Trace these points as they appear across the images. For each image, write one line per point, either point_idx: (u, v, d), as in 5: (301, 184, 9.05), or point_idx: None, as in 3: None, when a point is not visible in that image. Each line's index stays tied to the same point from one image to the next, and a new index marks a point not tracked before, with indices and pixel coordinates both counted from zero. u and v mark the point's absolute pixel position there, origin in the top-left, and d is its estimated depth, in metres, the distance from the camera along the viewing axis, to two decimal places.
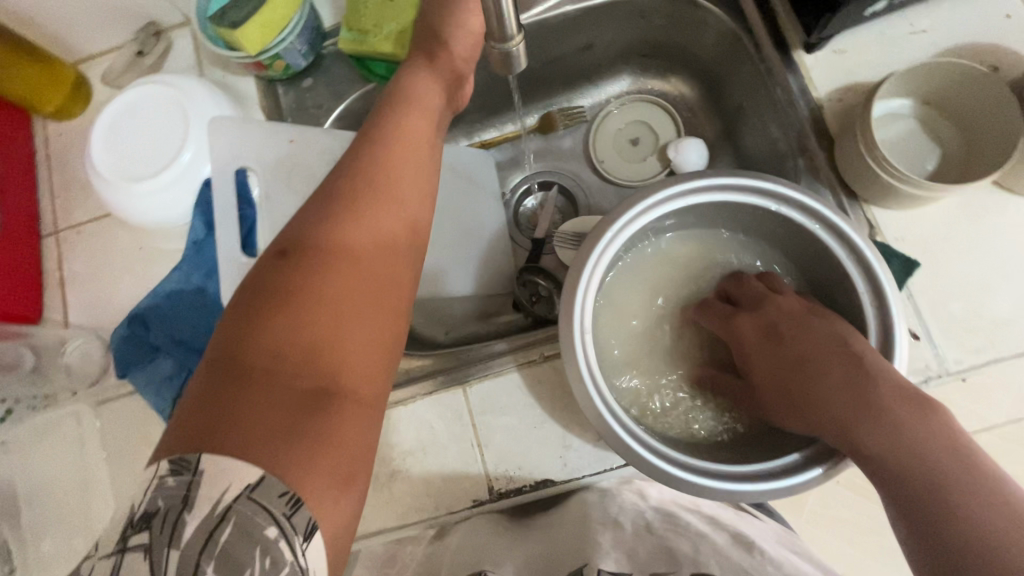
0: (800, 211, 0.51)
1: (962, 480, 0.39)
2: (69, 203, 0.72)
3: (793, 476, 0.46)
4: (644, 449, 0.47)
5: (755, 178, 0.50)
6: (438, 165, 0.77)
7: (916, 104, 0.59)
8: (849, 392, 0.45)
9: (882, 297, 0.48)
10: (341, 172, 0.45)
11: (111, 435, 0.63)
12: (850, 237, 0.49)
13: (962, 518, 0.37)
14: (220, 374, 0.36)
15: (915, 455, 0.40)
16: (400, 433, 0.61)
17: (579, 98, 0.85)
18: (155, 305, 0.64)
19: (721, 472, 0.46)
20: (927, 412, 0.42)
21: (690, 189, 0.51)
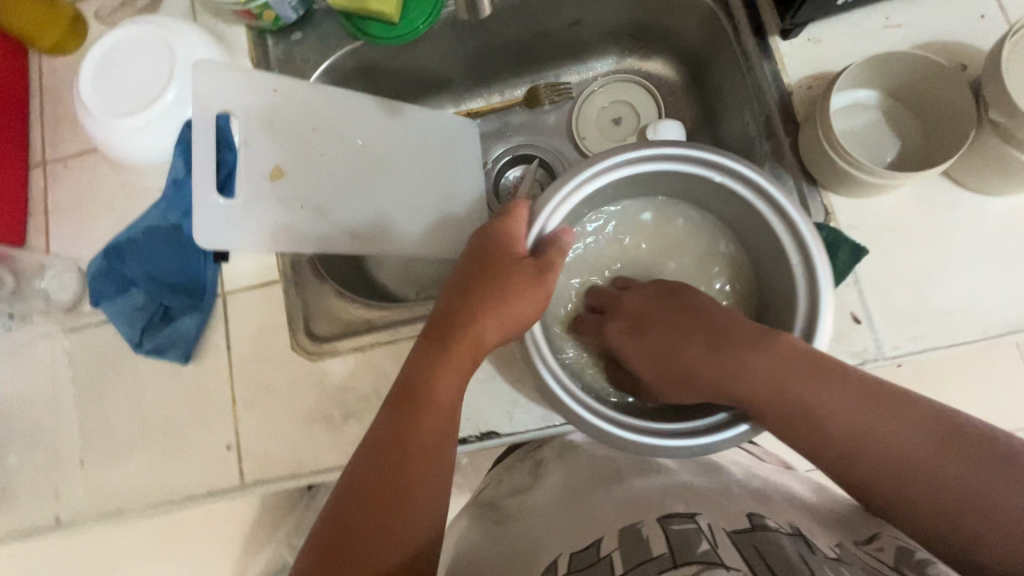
0: (741, 182, 0.51)
1: (829, 401, 0.44)
2: (58, 136, 0.74)
3: (729, 429, 0.48)
4: (579, 407, 0.48)
5: (697, 150, 0.51)
6: (420, 127, 0.78)
7: (882, 96, 0.60)
8: (717, 360, 0.49)
9: (813, 267, 0.48)
10: (451, 315, 0.52)
11: (82, 359, 0.66)
12: (791, 212, 0.49)
13: (847, 439, 0.43)
14: (342, 499, 0.46)
15: (786, 396, 0.45)
16: (357, 378, 0.63)
17: (567, 75, 0.86)
18: (133, 239, 0.67)
19: (656, 431, 0.48)
20: (774, 347, 0.46)
21: (632, 159, 0.52)
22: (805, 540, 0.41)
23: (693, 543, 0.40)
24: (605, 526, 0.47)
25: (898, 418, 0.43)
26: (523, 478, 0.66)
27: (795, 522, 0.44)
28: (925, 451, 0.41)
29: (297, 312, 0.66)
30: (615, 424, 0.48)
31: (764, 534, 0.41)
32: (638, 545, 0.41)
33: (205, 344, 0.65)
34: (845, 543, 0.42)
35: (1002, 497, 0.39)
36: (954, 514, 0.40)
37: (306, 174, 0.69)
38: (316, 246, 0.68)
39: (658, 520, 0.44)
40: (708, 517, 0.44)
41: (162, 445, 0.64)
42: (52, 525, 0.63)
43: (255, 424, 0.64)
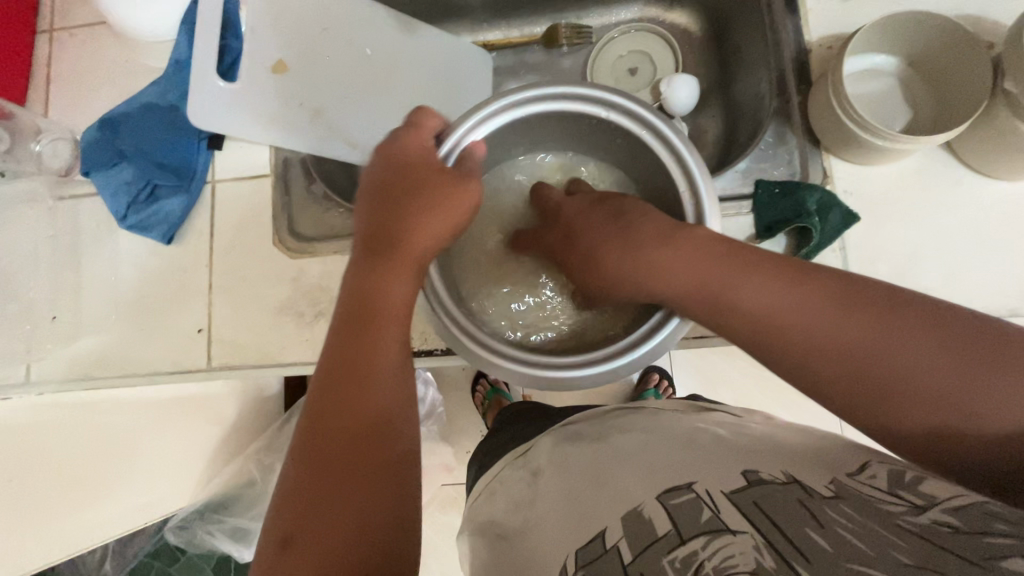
0: (628, 118, 0.49)
1: (751, 288, 0.38)
2: (67, 5, 0.73)
3: (633, 350, 0.47)
4: (470, 340, 0.49)
5: (583, 88, 0.48)
6: (431, 47, 0.77)
7: (899, 63, 0.59)
8: (633, 259, 0.43)
9: (700, 204, 0.46)
10: (385, 217, 0.47)
11: (68, 226, 0.66)
12: (674, 140, 0.47)
13: (781, 323, 0.37)
14: (300, 477, 0.39)
15: (704, 288, 0.40)
16: (333, 281, 0.64)
17: (588, 18, 0.84)
18: (129, 113, 0.67)
19: (551, 361, 0.48)
20: (687, 241, 0.41)
21: (525, 101, 0.49)
22: (803, 488, 0.31)
23: (697, 515, 0.32)
24: (605, 513, 0.37)
25: (831, 293, 0.36)
26: (517, 489, 0.46)
27: (788, 468, 0.34)
28: (873, 330, 0.34)
29: (283, 210, 0.66)
30: (508, 355, 0.48)
31: (764, 488, 0.32)
32: (642, 526, 0.34)
33: (189, 228, 0.66)
34: (837, 476, 0.32)
35: (974, 379, 0.31)
36: (915, 405, 0.32)
37: (308, 73, 0.68)
38: (309, 147, 0.67)
39: (658, 496, 0.35)
40: (704, 480, 0.35)
41: (135, 319, 0.65)
42: (21, 381, 0.65)
43: (228, 311, 0.64)
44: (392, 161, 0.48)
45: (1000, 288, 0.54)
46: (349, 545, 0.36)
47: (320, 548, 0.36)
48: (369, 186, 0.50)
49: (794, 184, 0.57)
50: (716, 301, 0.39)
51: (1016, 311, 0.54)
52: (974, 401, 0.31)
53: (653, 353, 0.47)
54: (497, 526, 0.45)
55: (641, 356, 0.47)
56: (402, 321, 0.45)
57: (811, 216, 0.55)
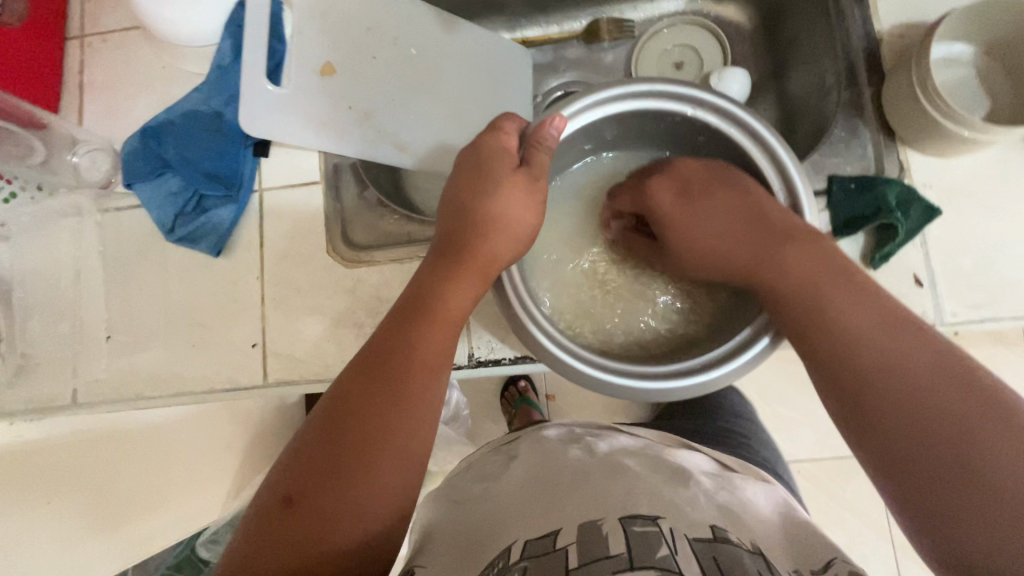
0: (715, 115, 0.47)
1: (858, 312, 0.40)
2: (98, 9, 0.70)
3: (731, 360, 0.45)
4: (558, 350, 0.47)
5: (669, 86, 0.47)
6: (474, 44, 0.74)
7: (977, 51, 0.57)
8: (754, 246, 0.44)
9: (798, 201, 0.45)
10: (463, 209, 0.46)
11: (111, 239, 0.64)
12: (766, 136, 0.46)
13: (867, 355, 0.38)
14: (318, 447, 0.40)
15: (812, 296, 0.41)
16: (391, 290, 0.61)
17: (630, 11, 0.82)
18: (172, 121, 0.64)
19: (650, 373, 0.46)
20: (811, 250, 0.42)
21: (609, 101, 0.47)
22: (766, 562, 0.37)
23: (654, 547, 0.35)
24: (569, 515, 0.40)
25: (925, 347, 0.38)
26: (492, 468, 0.51)
27: (757, 542, 0.39)
28: (955, 407, 0.35)
29: (336, 218, 0.64)
30: (606, 367, 0.46)
31: (723, 545, 0.37)
32: (597, 540, 0.36)
33: (237, 239, 0.63)
34: (799, 569, 0.38)
35: (1006, 492, 0.33)
36: (937, 486, 0.35)
37: (356, 76, 0.66)
38: (358, 151, 0.65)
39: (620, 517, 0.38)
40: (669, 519, 0.38)
41: (185, 335, 0.63)
42: (68, 402, 0.62)
43: (283, 324, 0.62)
44: (470, 163, 0.47)
45: None
46: (338, 525, 0.38)
47: (320, 515, 0.38)
48: (454, 171, 0.48)
49: (872, 179, 0.56)
50: (814, 311, 0.41)
51: None
52: (996, 508, 0.33)
53: (749, 365, 0.45)
54: (460, 498, 0.49)
55: (744, 365, 0.45)
56: (454, 330, 0.45)
57: (895, 212, 0.53)
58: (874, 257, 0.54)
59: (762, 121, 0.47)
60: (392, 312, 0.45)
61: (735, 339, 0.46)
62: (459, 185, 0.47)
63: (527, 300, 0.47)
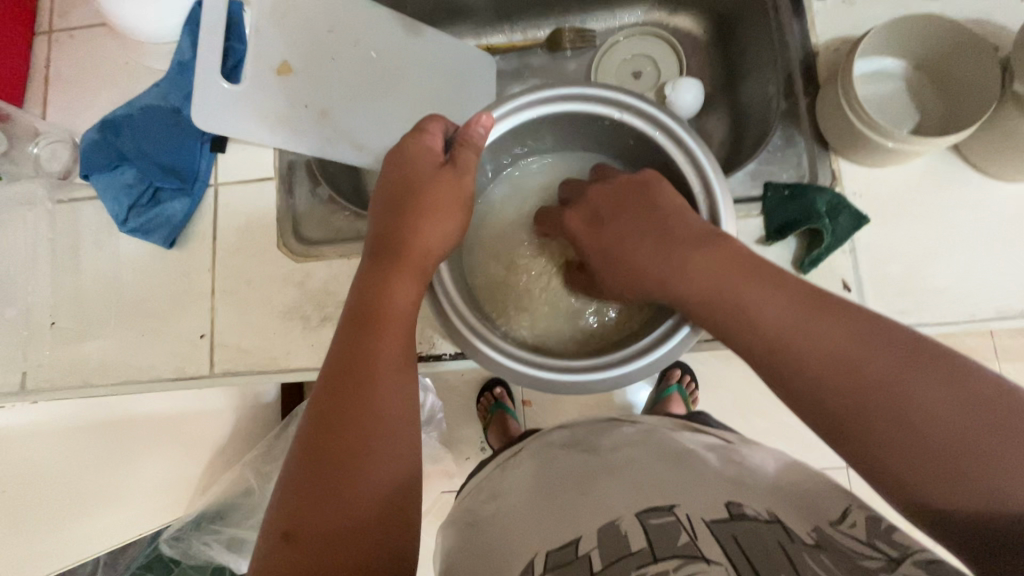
0: (639, 118, 0.49)
1: (775, 302, 0.40)
2: (67, 6, 0.72)
3: (646, 355, 0.46)
4: (481, 341, 0.48)
5: (593, 90, 0.49)
6: (435, 49, 0.76)
7: (907, 66, 0.59)
8: (665, 255, 0.45)
9: (714, 201, 0.47)
10: (393, 216, 0.46)
11: (68, 229, 0.65)
12: (686, 139, 0.48)
13: (795, 345, 0.39)
14: (304, 478, 0.38)
15: (732, 300, 0.42)
16: (338, 285, 0.63)
17: (592, 22, 0.84)
18: (130, 115, 0.66)
19: (568, 366, 0.47)
20: (717, 250, 0.43)
21: (536, 103, 0.50)
22: (785, 529, 0.35)
23: (674, 535, 0.35)
24: (587, 524, 0.39)
25: (854, 330, 0.38)
26: (494, 485, 0.50)
27: (772, 507, 0.38)
28: (891, 369, 0.36)
29: (287, 214, 0.65)
30: (527, 360, 0.47)
31: (745, 523, 0.36)
32: (618, 543, 0.36)
33: (191, 231, 0.65)
34: (821, 523, 0.36)
35: (975, 438, 0.33)
36: (925, 465, 0.34)
37: (313, 75, 0.68)
38: (314, 149, 0.67)
39: (637, 513, 0.38)
40: (686, 506, 0.38)
41: (136, 325, 0.64)
42: (17, 388, 0.63)
43: (231, 316, 0.63)
44: (399, 164, 0.48)
45: (1011, 288, 0.54)
46: (347, 542, 0.36)
47: (321, 543, 0.36)
48: (377, 185, 0.48)
49: (804, 186, 0.57)
50: (733, 313, 0.41)
51: None
52: (971, 459, 0.33)
53: (666, 358, 0.46)
54: (469, 516, 0.48)
55: (658, 359, 0.46)
56: (408, 326, 0.44)
57: (822, 218, 0.54)
58: (803, 262, 0.56)
59: (683, 124, 0.49)
60: (343, 322, 0.44)
61: (654, 334, 0.47)
62: (385, 196, 0.47)
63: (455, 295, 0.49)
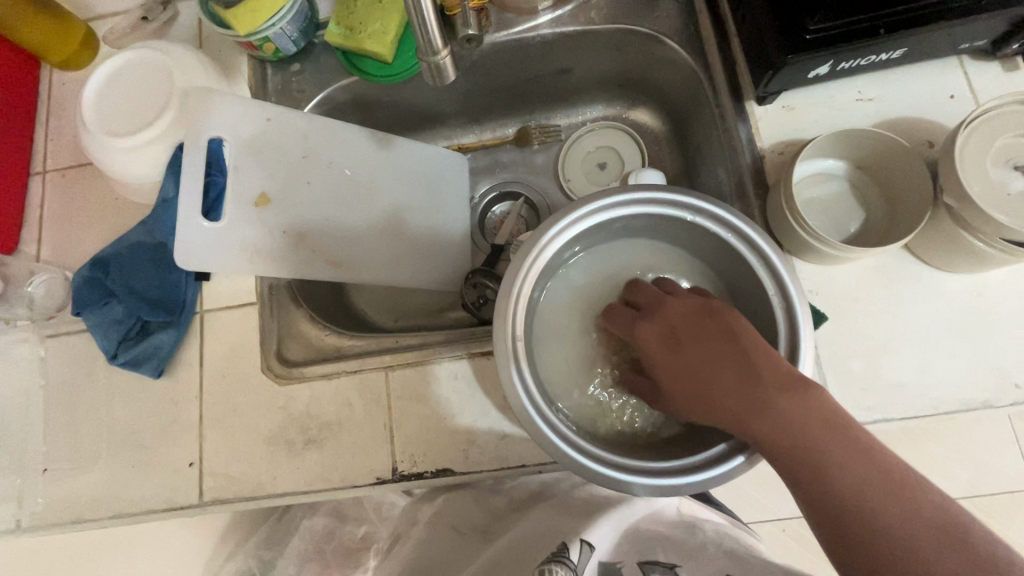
0: (712, 221, 0.53)
1: (853, 465, 0.38)
2: (60, 147, 0.76)
3: (722, 465, 0.48)
4: (560, 440, 0.49)
5: (670, 193, 0.52)
6: (415, 162, 0.81)
7: (848, 166, 0.62)
8: (728, 390, 0.44)
9: (791, 307, 0.49)
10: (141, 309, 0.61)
11: (59, 365, 0.68)
12: (760, 244, 0.51)
13: (858, 514, 0.37)
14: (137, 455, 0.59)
15: (807, 446, 0.39)
16: (320, 405, 0.64)
17: (557, 118, 0.89)
18: (119, 252, 0.69)
19: (647, 470, 0.48)
20: (814, 405, 0.40)
21: (609, 206, 0.53)
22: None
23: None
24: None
25: (910, 509, 0.36)
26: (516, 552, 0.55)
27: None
28: (930, 554, 0.34)
29: (270, 337, 0.68)
30: (603, 461, 0.49)
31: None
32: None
33: (179, 360, 0.67)
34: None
35: None
36: None
37: (291, 201, 0.71)
38: (294, 272, 0.70)
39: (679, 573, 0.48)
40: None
41: (127, 458, 0.65)
42: (12, 527, 0.65)
43: (218, 443, 0.65)
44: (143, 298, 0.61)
45: (972, 380, 0.56)
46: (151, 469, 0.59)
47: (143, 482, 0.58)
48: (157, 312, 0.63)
49: None
50: (794, 458, 0.40)
51: (989, 402, 0.55)
52: None
53: (737, 470, 0.48)
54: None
55: (735, 471, 0.48)
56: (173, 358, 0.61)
57: None
58: None
59: (757, 229, 0.52)
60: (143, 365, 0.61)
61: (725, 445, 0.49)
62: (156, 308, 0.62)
63: (535, 392, 0.50)
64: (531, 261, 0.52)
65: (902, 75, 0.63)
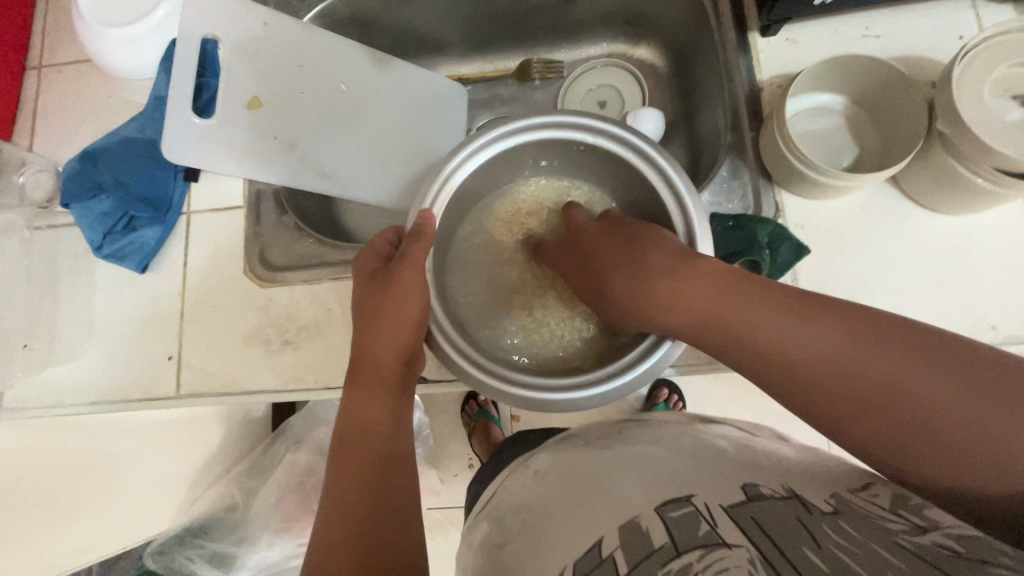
0: (599, 136, 0.55)
1: (879, 357, 0.37)
2: (57, 43, 0.76)
3: (629, 372, 0.48)
4: (457, 356, 0.51)
5: (551, 117, 0.55)
6: (408, 83, 0.80)
7: (847, 101, 0.61)
8: (652, 288, 0.47)
9: (683, 207, 0.51)
10: None
11: (47, 255, 0.69)
12: (648, 151, 0.53)
13: (812, 358, 0.39)
14: None
15: (722, 316, 0.43)
16: (299, 308, 0.65)
17: (559, 54, 0.87)
18: (108, 147, 0.69)
19: (544, 386, 0.49)
20: (707, 274, 0.45)
21: (504, 134, 0.55)
22: (802, 503, 0.35)
23: (694, 526, 0.34)
24: (603, 523, 0.38)
25: (850, 333, 0.38)
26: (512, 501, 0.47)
27: (787, 481, 0.37)
28: (899, 370, 0.36)
29: (254, 240, 0.68)
30: (495, 372, 0.50)
31: (763, 502, 0.35)
32: (640, 537, 0.35)
33: (164, 256, 0.68)
34: (839, 490, 0.36)
35: (991, 424, 0.33)
36: (928, 447, 0.34)
37: (283, 109, 0.71)
38: (282, 179, 0.70)
39: (654, 508, 0.37)
40: (704, 494, 0.37)
41: (107, 349, 0.66)
42: None
43: (198, 338, 0.65)
44: None
45: (949, 318, 0.55)
46: None
47: None
48: None
49: (746, 218, 0.59)
50: (725, 334, 0.43)
51: None
52: (961, 437, 0.33)
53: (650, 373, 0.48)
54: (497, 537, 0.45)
55: (638, 377, 0.48)
56: None
57: (762, 250, 0.57)
58: None
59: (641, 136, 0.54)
60: None
61: (630, 356, 0.49)
62: None
63: (451, 330, 0.52)
64: (439, 182, 0.54)
65: (910, 11, 0.61)
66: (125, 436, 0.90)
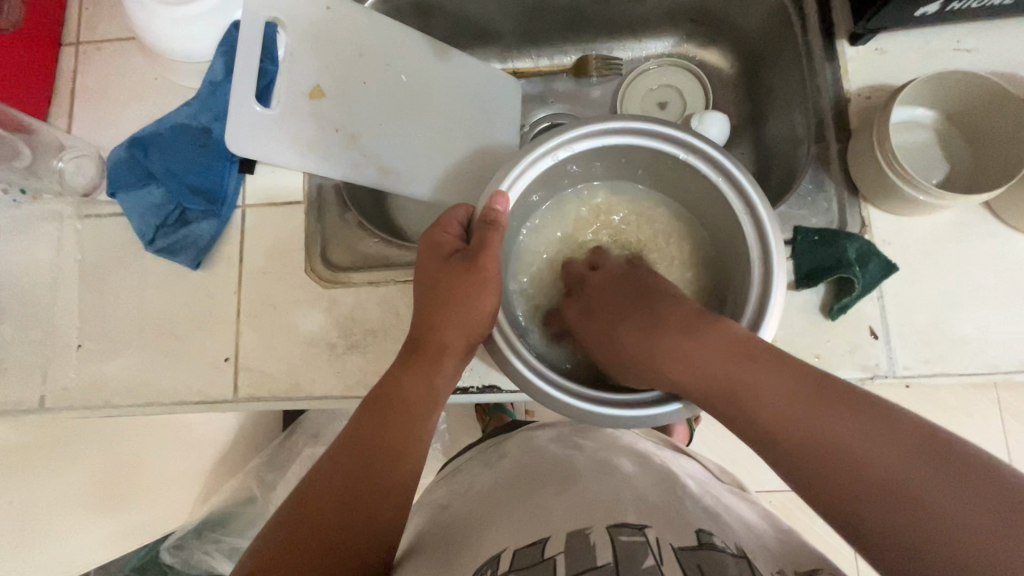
0: (673, 145, 0.51)
1: (862, 437, 0.36)
2: (95, 18, 0.71)
3: (675, 403, 0.46)
4: (524, 367, 0.47)
5: (627, 121, 0.50)
6: (467, 74, 0.76)
7: (937, 117, 0.60)
8: (641, 341, 0.48)
9: (763, 231, 0.48)
10: None
11: (92, 246, 0.65)
12: (724, 163, 0.49)
13: (789, 425, 0.38)
14: None
15: (699, 368, 0.43)
16: (363, 311, 0.63)
17: (619, 50, 0.85)
18: (159, 133, 0.65)
19: (591, 395, 0.47)
20: (689, 327, 0.46)
21: (576, 138, 0.51)
22: (749, 563, 0.37)
23: (641, 557, 0.36)
24: (558, 525, 0.41)
25: (826, 407, 0.38)
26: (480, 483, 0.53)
27: (741, 544, 0.40)
28: (871, 449, 0.35)
29: (316, 236, 0.65)
30: (555, 384, 0.47)
31: (709, 550, 0.38)
32: (587, 552, 0.37)
33: (217, 252, 0.64)
34: (786, 570, 0.39)
35: (966, 516, 0.31)
36: (903, 536, 0.33)
37: (344, 100, 0.68)
38: (342, 173, 0.67)
39: (608, 526, 0.40)
40: (657, 529, 0.40)
41: (157, 348, 0.63)
42: (35, 407, 0.62)
43: (256, 340, 0.63)
44: None
45: None
46: None
47: None
48: None
49: (833, 232, 0.58)
50: (705, 385, 0.43)
51: None
52: (939, 529, 0.32)
53: (691, 410, 0.47)
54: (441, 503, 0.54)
55: (687, 408, 0.46)
56: None
57: (853, 266, 0.55)
58: (832, 308, 0.57)
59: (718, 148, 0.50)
60: None
61: None
62: None
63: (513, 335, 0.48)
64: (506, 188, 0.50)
65: (1003, 27, 0.60)
66: (152, 430, 0.87)
